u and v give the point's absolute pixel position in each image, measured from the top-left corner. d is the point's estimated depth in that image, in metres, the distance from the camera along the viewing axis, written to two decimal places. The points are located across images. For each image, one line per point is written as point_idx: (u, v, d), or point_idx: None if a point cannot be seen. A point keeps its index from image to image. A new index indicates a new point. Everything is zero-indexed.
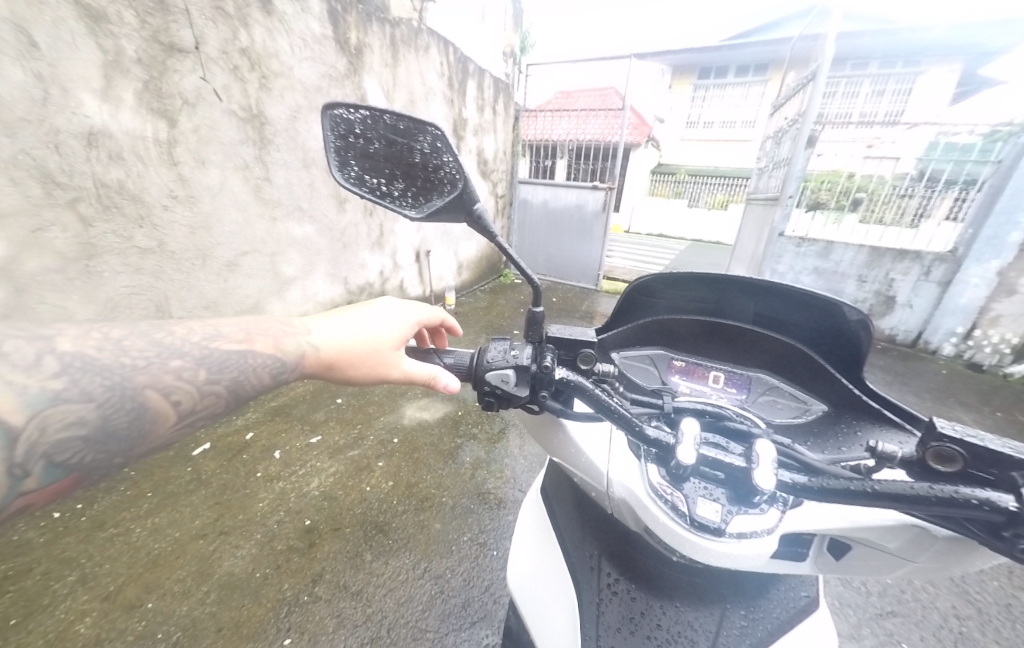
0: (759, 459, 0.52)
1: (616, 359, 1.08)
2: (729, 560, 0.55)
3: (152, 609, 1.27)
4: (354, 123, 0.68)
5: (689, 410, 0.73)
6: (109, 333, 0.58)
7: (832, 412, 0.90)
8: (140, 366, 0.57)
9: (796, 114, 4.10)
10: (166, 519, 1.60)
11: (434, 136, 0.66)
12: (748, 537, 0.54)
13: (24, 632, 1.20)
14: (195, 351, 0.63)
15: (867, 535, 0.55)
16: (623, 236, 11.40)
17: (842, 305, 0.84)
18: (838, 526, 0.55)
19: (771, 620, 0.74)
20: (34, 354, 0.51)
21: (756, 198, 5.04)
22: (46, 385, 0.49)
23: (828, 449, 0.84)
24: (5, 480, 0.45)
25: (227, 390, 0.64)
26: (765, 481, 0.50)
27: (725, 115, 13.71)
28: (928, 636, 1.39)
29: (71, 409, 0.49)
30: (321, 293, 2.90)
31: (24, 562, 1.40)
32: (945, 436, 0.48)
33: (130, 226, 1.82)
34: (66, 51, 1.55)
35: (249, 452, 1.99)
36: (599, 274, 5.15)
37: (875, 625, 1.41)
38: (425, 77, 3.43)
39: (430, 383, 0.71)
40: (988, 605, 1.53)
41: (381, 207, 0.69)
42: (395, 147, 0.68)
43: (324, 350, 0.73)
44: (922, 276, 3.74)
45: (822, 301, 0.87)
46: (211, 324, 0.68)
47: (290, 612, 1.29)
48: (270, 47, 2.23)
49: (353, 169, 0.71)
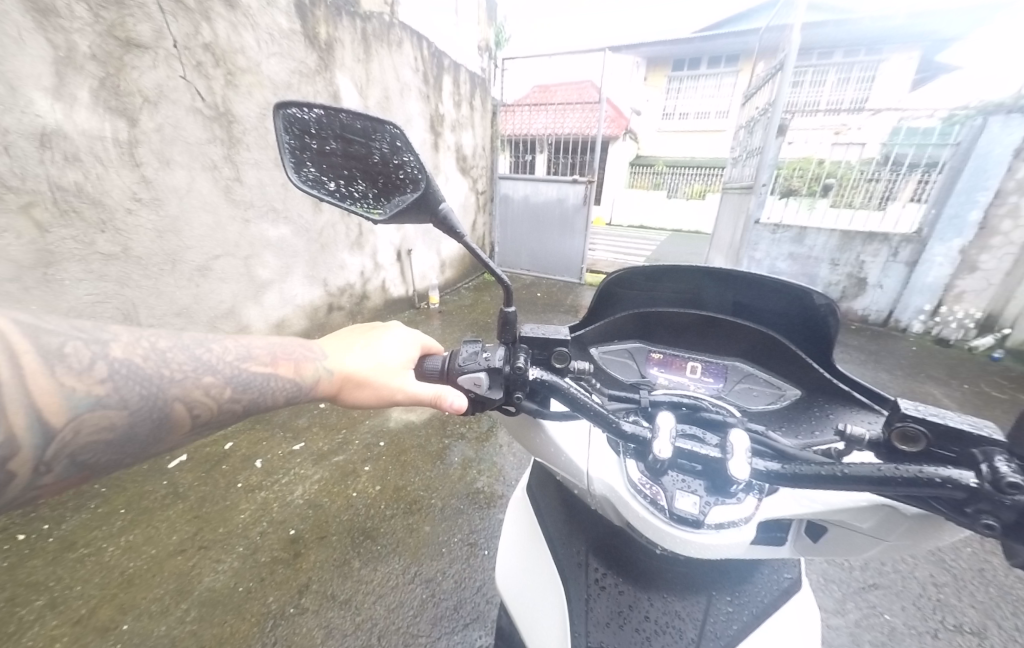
0: (732, 450, 0.50)
1: (594, 354, 1.09)
2: (708, 551, 0.55)
3: (128, 630, 1.22)
4: (309, 123, 0.65)
5: (665, 402, 0.72)
6: (156, 343, 0.58)
7: (806, 397, 0.92)
8: (176, 378, 0.57)
9: (767, 104, 4.20)
10: (140, 536, 1.54)
11: (392, 135, 0.62)
12: (726, 526, 0.55)
13: None
14: (226, 368, 0.62)
15: (843, 516, 0.57)
16: (607, 229, 11.47)
17: (811, 292, 0.87)
18: (806, 511, 0.58)
19: (756, 603, 0.75)
20: (88, 358, 0.52)
21: (731, 189, 5.15)
22: (92, 389, 0.50)
23: (801, 432, 0.86)
24: (28, 474, 0.46)
25: (245, 411, 0.62)
26: (739, 471, 0.48)
27: (700, 107, 13.97)
28: (909, 606, 1.45)
29: (106, 414, 0.51)
30: (299, 295, 2.83)
31: None
32: (907, 416, 0.50)
33: (91, 232, 1.73)
34: (12, 47, 1.45)
35: (229, 462, 1.93)
36: (583, 267, 5.17)
37: (859, 599, 1.46)
38: (399, 73, 3.37)
39: (434, 404, 0.65)
40: (964, 572, 1.60)
41: (340, 209, 0.65)
42: (354, 147, 0.66)
43: (337, 373, 0.68)
44: (891, 258, 3.90)
45: (793, 288, 0.89)
46: (242, 342, 0.66)
47: (276, 626, 1.26)
48: (235, 42, 2.15)
49: (309, 170, 0.68)
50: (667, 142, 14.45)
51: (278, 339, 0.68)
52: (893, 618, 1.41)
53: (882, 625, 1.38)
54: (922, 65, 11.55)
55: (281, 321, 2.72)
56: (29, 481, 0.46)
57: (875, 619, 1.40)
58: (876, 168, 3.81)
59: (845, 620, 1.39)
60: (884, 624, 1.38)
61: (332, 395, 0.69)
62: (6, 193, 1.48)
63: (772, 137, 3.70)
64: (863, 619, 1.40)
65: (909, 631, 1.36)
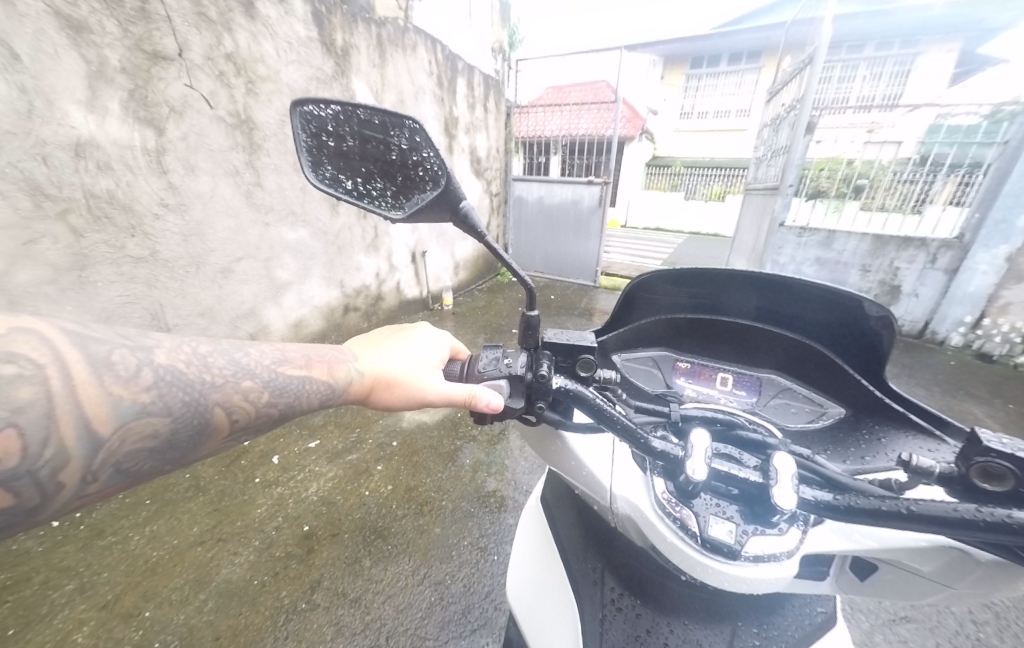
0: (776, 475, 0.52)
1: (617, 362, 1.07)
2: (742, 585, 0.52)
3: (149, 618, 1.28)
4: (326, 121, 0.67)
5: (697, 419, 0.72)
6: (198, 347, 0.58)
7: (851, 416, 0.88)
8: (218, 383, 0.57)
9: (793, 101, 4.05)
10: (164, 526, 1.61)
11: (412, 130, 0.63)
12: (765, 560, 0.52)
13: (22, 642, 1.20)
14: (264, 372, 0.62)
15: (894, 554, 0.54)
16: (622, 231, 11.32)
17: (863, 301, 0.82)
18: (855, 547, 0.54)
19: (785, 637, 0.71)
20: (134, 365, 0.51)
21: (754, 188, 5.00)
22: (137, 397, 0.50)
23: (850, 458, 0.80)
24: (76, 485, 0.47)
25: (280, 415, 0.63)
26: (786, 500, 0.49)
27: (720, 105, 13.63)
28: (944, 643, 1.37)
29: (149, 423, 0.50)
30: (317, 297, 2.90)
31: (24, 570, 1.42)
32: (991, 450, 0.44)
33: (121, 236, 1.83)
34: (50, 63, 1.55)
35: (248, 457, 1.99)
36: (598, 270, 5.11)
37: (889, 632, 1.39)
38: (413, 77, 3.41)
39: (469, 404, 0.64)
40: (1009, 612, 1.50)
41: (357, 207, 0.66)
42: (370, 144, 0.66)
43: (368, 374, 0.69)
44: (928, 264, 3.70)
45: (835, 295, 0.85)
46: (278, 347, 0.67)
47: (288, 621, 1.29)
48: (255, 51, 2.23)
49: (326, 169, 0.69)
50: (685, 142, 14.17)
51: (309, 344, 0.69)
52: None
53: None
54: (962, 56, 10.87)
55: (299, 321, 2.80)
56: (76, 492, 0.47)
57: None
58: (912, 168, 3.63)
59: None
60: None
61: (363, 396, 0.70)
62: (44, 201, 1.58)
63: (799, 135, 3.59)
64: None
65: None
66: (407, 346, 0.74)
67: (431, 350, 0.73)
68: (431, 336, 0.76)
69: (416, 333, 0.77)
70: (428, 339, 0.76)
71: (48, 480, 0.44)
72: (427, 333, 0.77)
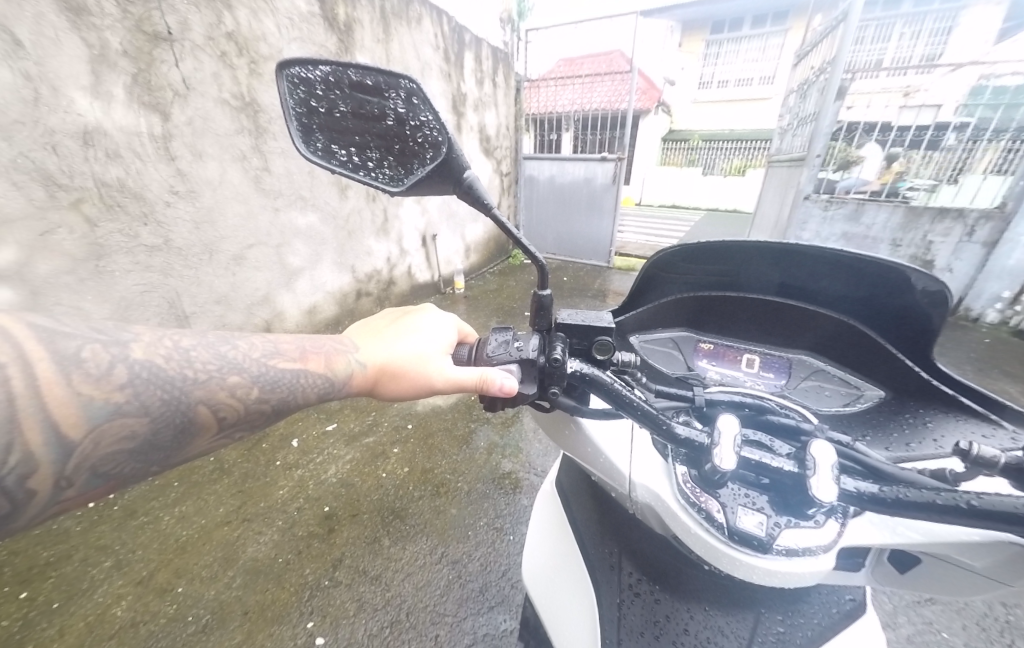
0: (816, 466, 0.47)
1: (635, 344, 1.03)
2: (775, 579, 0.50)
3: (182, 593, 1.35)
4: (314, 83, 0.63)
5: (724, 403, 0.66)
6: (180, 341, 0.55)
7: (893, 399, 0.82)
8: (201, 380, 0.54)
9: (824, 62, 3.76)
10: (192, 507, 1.68)
11: (409, 90, 0.58)
12: (797, 554, 0.49)
13: (67, 614, 1.28)
14: (254, 366, 0.59)
15: (939, 548, 0.50)
16: (637, 210, 10.96)
17: (909, 272, 0.75)
18: (894, 539, 0.52)
19: (812, 626, 0.69)
20: (107, 362, 0.49)
21: (779, 160, 4.72)
22: (111, 398, 0.48)
23: (892, 445, 0.75)
24: (50, 492, 0.45)
25: (272, 411, 0.60)
26: (826, 493, 0.45)
27: (742, 73, 12.83)
28: (971, 625, 1.34)
29: (126, 424, 0.48)
30: (329, 283, 2.91)
31: (64, 548, 1.51)
32: None
33: (135, 225, 1.84)
34: (52, 48, 1.54)
35: (269, 441, 2.06)
36: (612, 250, 4.98)
37: (913, 614, 1.36)
38: (419, 52, 3.28)
39: (480, 388, 0.59)
40: None
41: (351, 179, 0.63)
42: (364, 108, 0.61)
43: (371, 365, 0.67)
44: (965, 237, 3.48)
45: (875, 266, 0.78)
46: (271, 338, 0.64)
47: (313, 597, 1.34)
48: (256, 29, 2.17)
49: (318, 140, 0.65)
50: (704, 113, 13.46)
51: (304, 334, 0.66)
52: (952, 637, 1.30)
53: (939, 643, 1.28)
54: (1015, 9, 9.90)
55: (313, 307, 2.82)
56: (53, 498, 0.46)
57: (930, 636, 1.30)
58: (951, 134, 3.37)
59: (897, 635, 1.30)
60: (941, 642, 1.28)
61: (368, 388, 0.68)
62: (57, 191, 1.60)
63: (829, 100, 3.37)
64: (917, 635, 1.30)
65: None
66: (412, 333, 0.71)
67: (437, 337, 0.70)
68: (435, 321, 0.73)
69: (420, 318, 0.74)
70: (434, 323, 0.73)
71: (18, 486, 0.43)
72: (432, 317, 0.74)
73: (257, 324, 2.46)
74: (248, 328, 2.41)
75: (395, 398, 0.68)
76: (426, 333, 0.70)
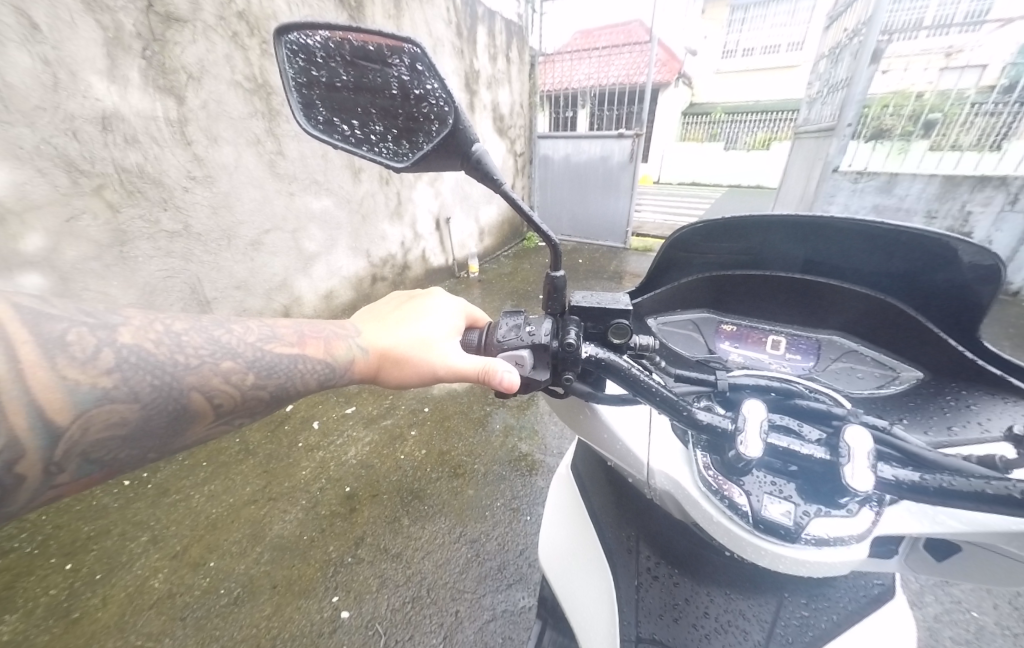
0: (850, 454, 0.43)
1: (653, 326, 0.97)
2: (804, 569, 0.46)
3: (214, 567, 1.42)
4: (313, 50, 0.59)
5: (748, 387, 0.61)
6: (171, 325, 0.55)
7: (930, 379, 0.75)
8: (193, 366, 0.53)
9: (858, 23, 3.48)
10: (220, 486, 1.76)
11: (413, 56, 0.53)
12: (829, 544, 0.46)
13: (109, 585, 1.38)
14: (248, 353, 0.59)
15: (984, 538, 0.46)
16: (654, 188, 10.54)
17: (959, 245, 0.67)
18: (933, 529, 0.48)
19: (838, 610, 0.65)
20: (93, 345, 0.48)
21: (806, 132, 4.44)
22: (98, 383, 0.47)
23: (934, 428, 0.67)
24: (40, 477, 0.44)
25: (271, 397, 0.60)
26: (861, 483, 0.41)
27: (770, 40, 12.03)
28: (1003, 604, 1.28)
29: (115, 411, 0.48)
30: (345, 267, 2.93)
31: (104, 523, 1.60)
32: None
33: (155, 210, 1.87)
34: (67, 31, 1.53)
35: (290, 423, 2.12)
36: (628, 231, 4.82)
37: (940, 592, 1.32)
38: (431, 26, 3.18)
39: (484, 378, 0.57)
40: None
41: (353, 155, 0.60)
42: (366, 78, 0.57)
43: (372, 350, 0.67)
44: (1006, 206, 3.23)
45: (912, 239, 0.71)
46: (267, 323, 0.64)
47: (337, 572, 1.39)
48: (266, 8, 2.14)
49: (319, 113, 0.63)
50: (728, 85, 12.75)
51: (302, 320, 0.66)
52: (982, 615, 1.25)
53: (967, 621, 1.24)
54: None
55: (329, 292, 2.85)
56: (44, 484, 0.45)
57: (958, 615, 1.26)
58: (996, 97, 3.22)
59: (923, 613, 1.26)
60: (970, 620, 1.24)
61: (369, 374, 0.68)
62: (80, 176, 1.63)
63: (863, 65, 3.15)
64: (944, 614, 1.26)
65: (1000, 631, 1.21)
66: (420, 319, 0.69)
67: (445, 323, 0.69)
68: (447, 305, 0.72)
69: (432, 300, 0.73)
70: (449, 306, 0.72)
71: (6, 472, 0.42)
72: (445, 302, 0.72)
73: (275, 310, 2.50)
74: (267, 313, 2.45)
75: (398, 386, 0.68)
76: (435, 319, 0.68)
